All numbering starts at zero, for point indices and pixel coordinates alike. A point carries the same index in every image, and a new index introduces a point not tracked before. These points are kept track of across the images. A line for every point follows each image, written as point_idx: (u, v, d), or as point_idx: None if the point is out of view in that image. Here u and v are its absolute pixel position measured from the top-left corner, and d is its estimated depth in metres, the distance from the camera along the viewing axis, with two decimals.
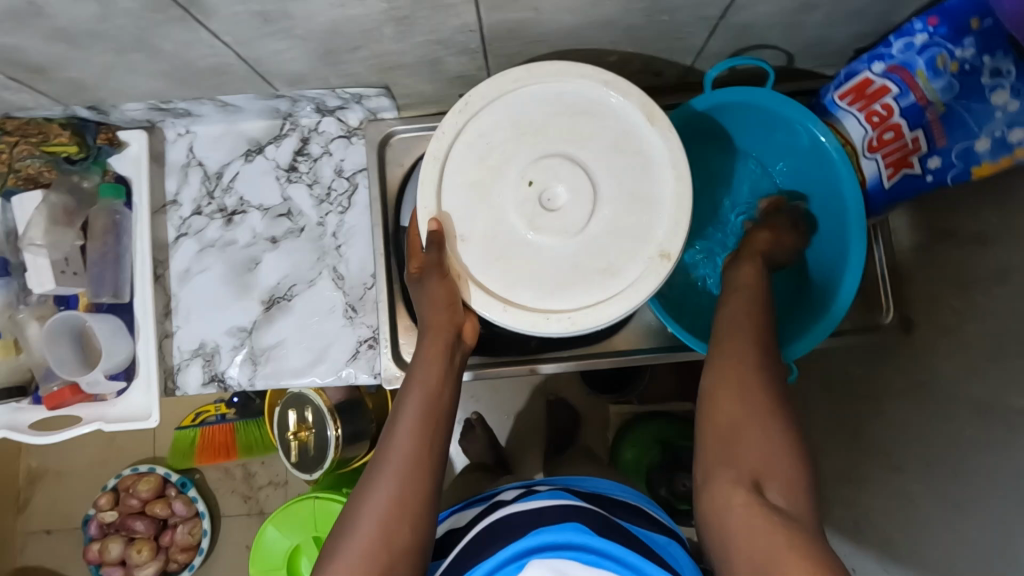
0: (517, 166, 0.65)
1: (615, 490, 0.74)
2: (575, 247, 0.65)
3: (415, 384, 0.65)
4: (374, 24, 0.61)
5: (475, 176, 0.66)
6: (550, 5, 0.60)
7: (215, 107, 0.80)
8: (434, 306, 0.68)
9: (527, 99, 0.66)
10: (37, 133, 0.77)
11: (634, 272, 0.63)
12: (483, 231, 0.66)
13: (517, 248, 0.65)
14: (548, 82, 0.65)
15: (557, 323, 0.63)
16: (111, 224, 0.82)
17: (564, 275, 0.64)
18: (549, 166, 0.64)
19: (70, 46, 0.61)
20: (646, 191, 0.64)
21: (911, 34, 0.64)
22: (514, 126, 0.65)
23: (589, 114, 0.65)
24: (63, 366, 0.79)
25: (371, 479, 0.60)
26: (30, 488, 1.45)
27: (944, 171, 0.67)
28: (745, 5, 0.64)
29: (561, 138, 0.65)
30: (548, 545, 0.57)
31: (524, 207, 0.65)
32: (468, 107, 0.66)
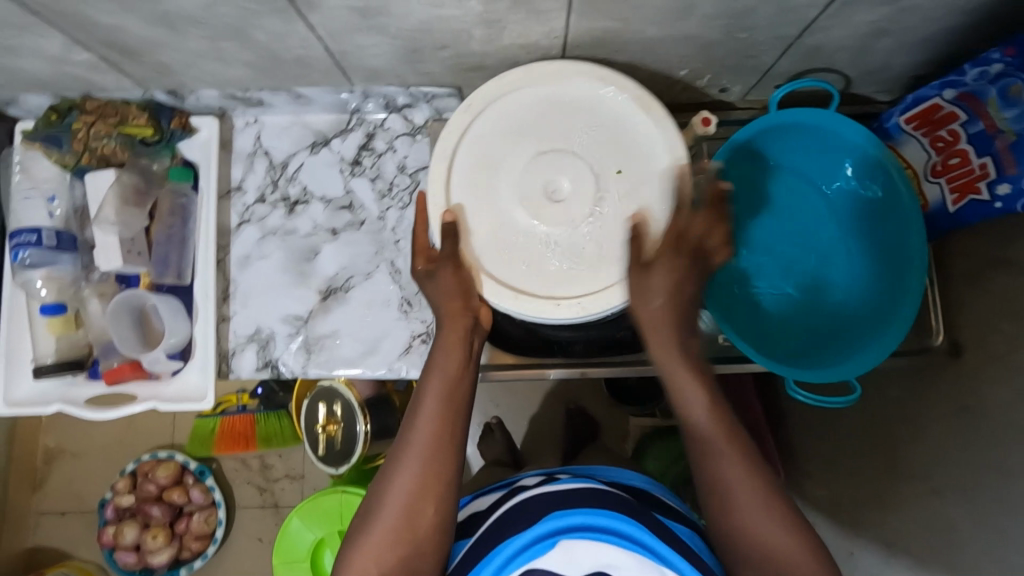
0: (517, 163, 0.68)
1: (637, 479, 0.76)
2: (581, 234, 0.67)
3: (436, 371, 0.64)
4: (465, 25, 0.63)
5: (480, 171, 0.68)
6: (638, 15, 0.62)
7: (288, 98, 0.82)
8: (448, 295, 0.66)
9: (520, 99, 0.69)
10: (115, 115, 0.78)
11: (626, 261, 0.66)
12: (489, 223, 0.67)
13: (529, 239, 0.67)
14: (541, 86, 0.69)
15: (566, 308, 0.65)
16: (177, 207, 0.84)
17: (568, 256, 0.66)
18: (549, 159, 0.67)
19: (170, 30, 0.63)
20: (635, 183, 0.67)
21: (987, 63, 0.66)
22: (514, 125, 0.69)
23: (578, 114, 0.69)
24: (124, 344, 0.81)
25: (393, 464, 0.59)
26: (47, 466, 1.45)
27: (1014, 199, 0.66)
28: (822, 27, 0.66)
29: (562, 133, 0.68)
30: (577, 527, 0.57)
31: (528, 194, 0.67)
32: (473, 107, 0.69)
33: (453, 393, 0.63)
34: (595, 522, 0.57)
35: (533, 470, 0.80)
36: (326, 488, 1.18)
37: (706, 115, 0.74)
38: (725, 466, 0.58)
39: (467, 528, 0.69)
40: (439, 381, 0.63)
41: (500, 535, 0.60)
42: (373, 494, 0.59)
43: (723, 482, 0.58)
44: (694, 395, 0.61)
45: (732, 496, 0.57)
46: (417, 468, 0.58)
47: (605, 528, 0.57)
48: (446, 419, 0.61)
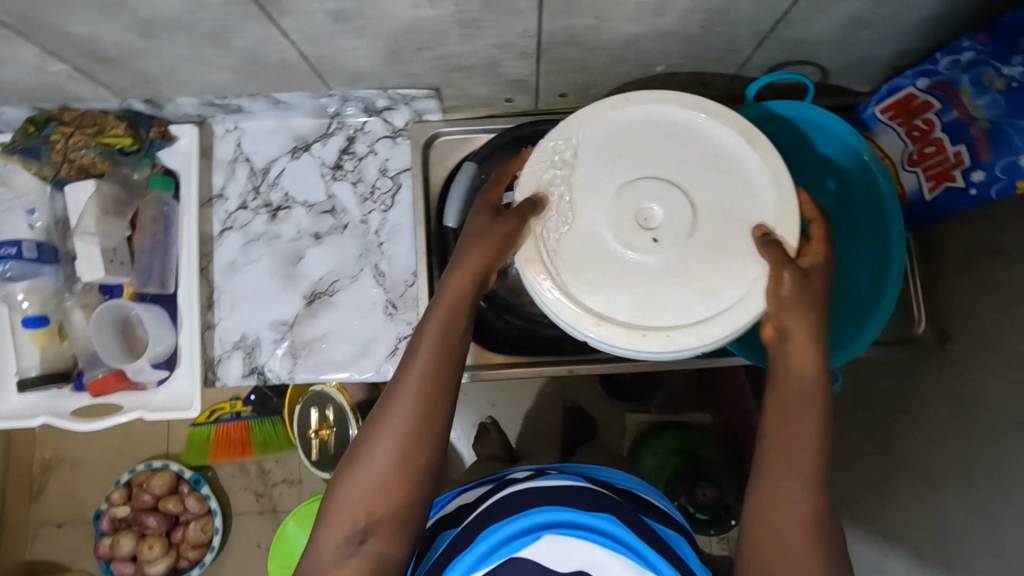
0: (609, 184, 0.59)
1: (629, 482, 0.76)
2: (670, 265, 0.57)
3: (441, 318, 0.57)
4: (442, 26, 0.63)
5: (578, 188, 0.60)
6: (614, 12, 0.62)
7: (267, 104, 0.82)
8: (477, 238, 0.59)
9: (618, 120, 0.61)
10: (93, 124, 0.78)
11: (724, 309, 0.56)
12: (569, 240, 0.59)
13: (615, 266, 0.58)
14: (640, 108, 0.61)
15: (654, 340, 0.56)
16: (159, 216, 0.83)
17: (657, 291, 0.57)
18: (644, 186, 0.58)
19: (147, 37, 0.63)
20: (727, 210, 0.58)
21: (957, 51, 0.66)
22: (606, 143, 0.60)
23: (681, 138, 0.60)
24: (109, 353, 0.80)
25: (386, 407, 0.55)
26: (44, 477, 1.45)
27: (988, 185, 0.66)
28: (798, 19, 0.66)
29: (669, 159, 0.59)
30: (566, 522, 0.58)
31: (618, 220, 0.58)
32: (570, 131, 0.61)
33: (449, 342, 0.56)
34: (585, 522, 0.58)
35: (523, 466, 0.80)
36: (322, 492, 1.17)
37: None
38: (798, 498, 0.50)
39: (449, 521, 0.69)
40: (438, 328, 0.57)
41: (480, 526, 0.60)
42: (364, 435, 0.55)
43: (778, 500, 0.50)
44: (797, 417, 0.52)
45: (775, 516, 0.50)
46: (403, 419, 0.54)
47: (591, 527, 0.57)
48: (440, 372, 0.56)
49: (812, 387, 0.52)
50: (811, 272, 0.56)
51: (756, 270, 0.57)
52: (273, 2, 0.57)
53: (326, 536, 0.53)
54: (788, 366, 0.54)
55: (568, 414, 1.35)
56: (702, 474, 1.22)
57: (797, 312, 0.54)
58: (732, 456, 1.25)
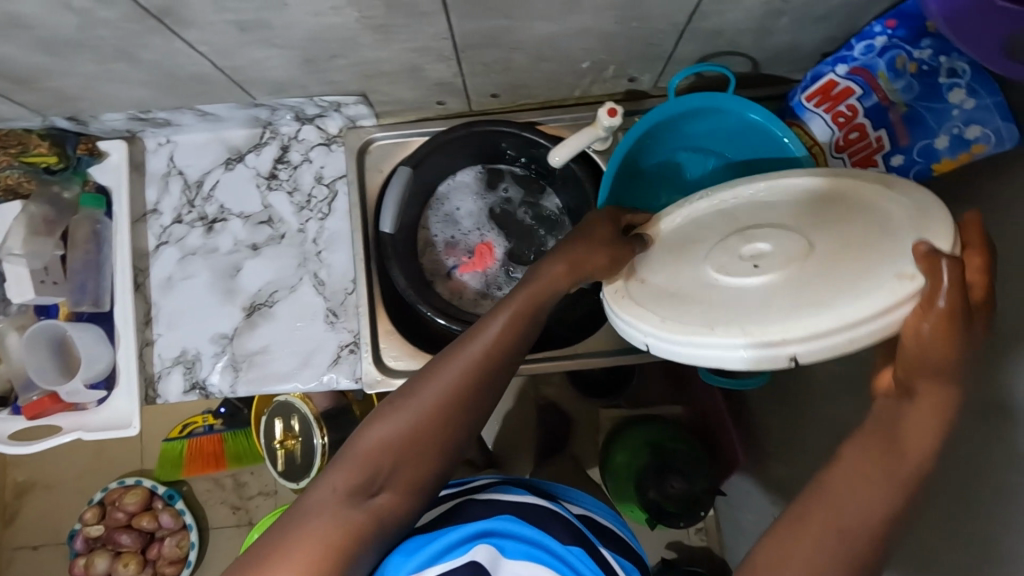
0: (713, 245, 0.54)
1: (585, 502, 0.75)
2: (766, 293, 0.47)
3: (512, 308, 0.53)
4: (350, 32, 0.63)
5: (680, 245, 0.57)
6: (522, 11, 0.62)
7: (195, 117, 0.81)
8: (590, 239, 0.56)
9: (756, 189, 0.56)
10: (17, 144, 0.77)
11: (815, 311, 0.42)
12: (657, 282, 0.54)
13: (704, 300, 0.49)
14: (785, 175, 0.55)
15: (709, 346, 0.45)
16: (92, 234, 0.82)
17: (744, 309, 0.46)
18: (753, 235, 0.52)
19: (52, 56, 0.62)
20: (871, 251, 0.44)
21: (871, 36, 0.66)
22: (719, 214, 0.57)
23: (803, 198, 0.53)
24: (42, 374, 0.80)
25: (430, 372, 0.51)
26: (17, 501, 1.44)
27: (907, 169, 0.67)
28: (711, 11, 0.66)
29: (785, 216, 0.53)
30: (524, 539, 0.56)
31: (717, 259, 0.52)
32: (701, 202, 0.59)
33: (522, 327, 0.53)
34: (542, 541, 0.56)
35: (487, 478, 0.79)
36: None
37: (613, 106, 0.73)
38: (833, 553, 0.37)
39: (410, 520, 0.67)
40: (522, 306, 0.53)
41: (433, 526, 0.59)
42: (402, 392, 0.51)
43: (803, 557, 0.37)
44: (871, 482, 0.38)
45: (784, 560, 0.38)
46: (448, 392, 0.50)
47: (546, 547, 0.56)
48: (499, 359, 0.52)
49: (908, 475, 0.38)
50: (975, 313, 0.39)
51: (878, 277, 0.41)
52: (170, 15, 0.57)
53: (335, 480, 0.48)
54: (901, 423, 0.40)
55: (541, 413, 1.35)
56: (671, 466, 1.20)
57: (936, 368, 0.39)
58: (701, 449, 1.24)
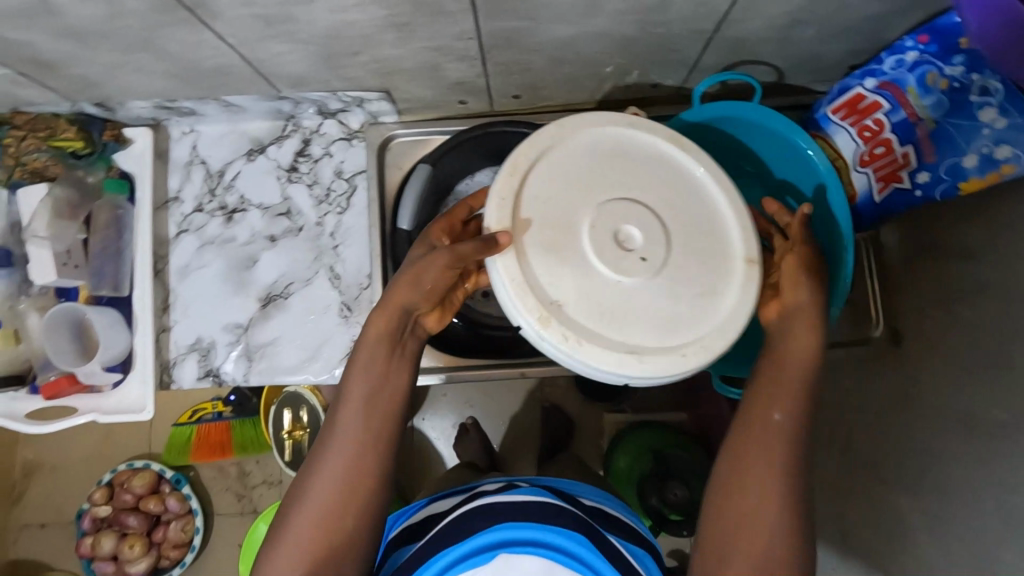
0: (576, 215, 0.54)
1: (593, 493, 0.76)
2: (654, 287, 0.52)
3: (359, 370, 0.56)
4: (375, 29, 0.63)
5: (552, 227, 0.53)
6: (547, 14, 0.62)
7: (219, 107, 0.82)
8: (417, 282, 0.56)
9: (579, 150, 0.56)
10: (45, 128, 0.78)
11: (689, 322, 0.52)
12: (563, 285, 0.52)
13: (608, 301, 0.52)
14: (592, 132, 0.56)
15: (648, 365, 0.50)
16: (113, 220, 0.84)
17: (642, 316, 0.52)
18: (612, 211, 0.53)
19: (79, 43, 0.63)
20: (716, 228, 0.55)
21: (902, 51, 0.66)
22: (570, 182, 0.54)
23: (631, 160, 0.56)
24: (61, 358, 0.81)
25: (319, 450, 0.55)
26: (27, 479, 1.46)
27: (933, 186, 0.67)
28: (738, 19, 0.65)
29: (622, 175, 0.55)
30: (524, 540, 0.60)
31: (597, 240, 0.52)
32: (517, 168, 0.54)
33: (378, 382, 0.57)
34: (565, 545, 0.61)
35: (493, 478, 0.79)
36: None
37: None
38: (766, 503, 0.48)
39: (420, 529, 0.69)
40: (368, 367, 0.56)
41: (460, 531, 0.62)
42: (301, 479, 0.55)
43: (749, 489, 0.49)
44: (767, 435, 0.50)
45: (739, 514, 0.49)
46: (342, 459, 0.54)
47: (568, 551, 0.61)
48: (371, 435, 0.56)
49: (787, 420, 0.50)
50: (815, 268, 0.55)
51: (732, 280, 0.54)
52: (198, 7, 0.57)
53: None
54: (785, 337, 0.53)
55: (546, 415, 1.35)
56: (672, 473, 1.19)
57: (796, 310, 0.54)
58: (705, 457, 1.23)
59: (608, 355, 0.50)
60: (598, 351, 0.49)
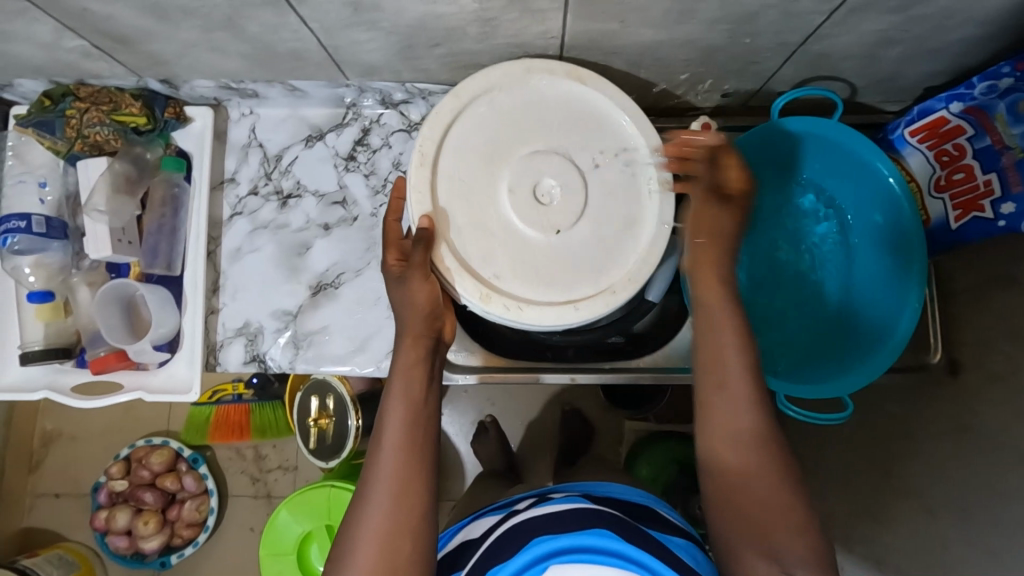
0: (497, 181, 0.66)
1: (631, 495, 0.75)
2: (564, 241, 0.66)
3: (397, 393, 0.61)
4: (460, 22, 0.62)
5: (472, 193, 0.66)
6: (638, 17, 0.61)
7: (283, 91, 0.81)
8: (414, 311, 0.63)
9: (477, 118, 0.67)
10: (108, 102, 0.77)
11: (613, 268, 0.66)
12: (501, 247, 0.65)
13: (531, 255, 0.65)
14: (459, 101, 0.66)
15: (586, 308, 0.65)
16: (169, 197, 0.83)
17: (570, 264, 0.66)
18: (528, 166, 0.65)
19: (160, 20, 0.62)
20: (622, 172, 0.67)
21: (996, 77, 0.64)
22: (481, 150, 0.66)
23: (550, 111, 0.67)
24: (112, 333, 0.80)
25: (370, 470, 0.58)
26: (44, 448, 1.46)
27: (1017, 218, 0.64)
28: (827, 34, 0.64)
29: (544, 131, 0.67)
30: (569, 548, 0.59)
31: (517, 202, 0.65)
32: (426, 157, 0.65)
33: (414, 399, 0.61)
34: (642, 558, 0.59)
35: (528, 491, 0.78)
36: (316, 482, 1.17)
37: (706, 121, 0.72)
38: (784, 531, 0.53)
39: (464, 551, 0.69)
40: (404, 386, 0.61)
41: (524, 537, 0.62)
42: (357, 503, 0.58)
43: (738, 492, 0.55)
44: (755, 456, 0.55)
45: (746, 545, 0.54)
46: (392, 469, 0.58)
47: (643, 561, 0.59)
48: (412, 446, 0.59)
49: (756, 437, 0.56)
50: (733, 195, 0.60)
51: (648, 226, 0.67)
52: None
53: None
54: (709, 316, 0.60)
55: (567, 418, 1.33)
56: (700, 487, 1.18)
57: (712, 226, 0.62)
58: None
59: (551, 312, 0.65)
60: (538, 312, 0.64)
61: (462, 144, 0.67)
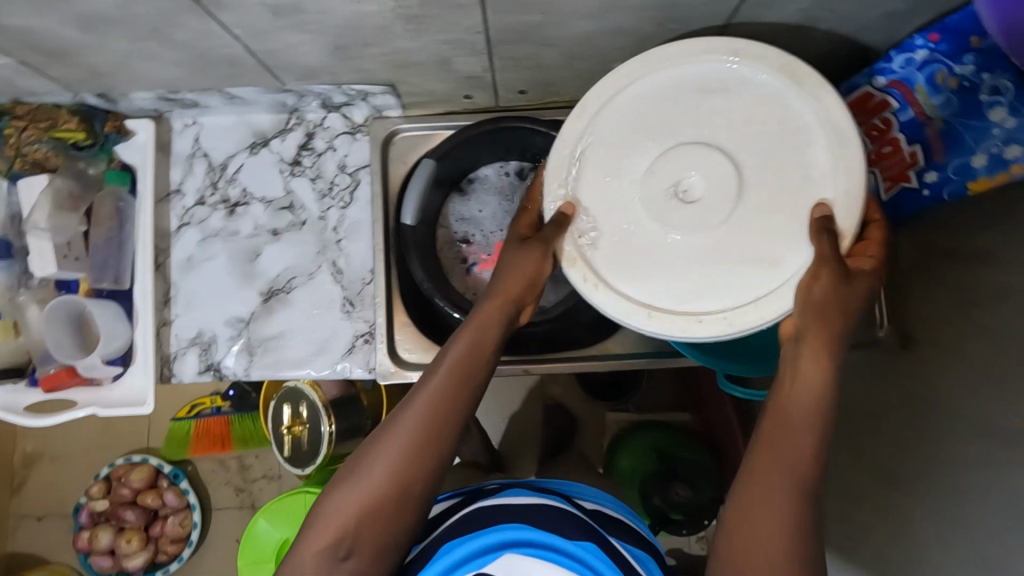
0: (641, 162, 0.60)
1: (598, 500, 0.75)
2: (694, 244, 0.58)
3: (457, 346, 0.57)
4: (385, 21, 0.62)
5: (608, 170, 0.60)
6: (559, 8, 0.61)
7: (223, 99, 0.81)
8: (513, 273, 0.61)
9: (651, 92, 0.60)
10: (46, 119, 0.78)
11: (730, 291, 0.56)
12: (597, 239, 0.60)
13: (638, 251, 0.59)
14: (690, 67, 0.59)
15: (710, 325, 0.56)
16: (115, 211, 0.83)
17: (681, 268, 0.58)
18: (674, 157, 0.58)
19: (88, 32, 0.62)
20: (803, 173, 0.56)
21: (911, 49, 0.65)
22: (661, 121, 0.59)
23: (731, 100, 0.58)
24: (60, 349, 0.81)
25: (399, 412, 0.55)
26: (25, 472, 1.45)
27: (941, 186, 0.66)
28: (749, 17, 0.65)
29: (704, 123, 0.58)
30: (531, 543, 0.59)
31: (650, 189, 0.59)
32: (586, 113, 0.61)
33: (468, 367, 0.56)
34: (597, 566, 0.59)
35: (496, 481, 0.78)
36: (295, 489, 1.18)
37: None
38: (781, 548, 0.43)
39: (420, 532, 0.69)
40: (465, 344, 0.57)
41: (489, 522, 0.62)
42: (376, 436, 0.55)
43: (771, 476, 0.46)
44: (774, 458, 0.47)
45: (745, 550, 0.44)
46: (416, 423, 0.54)
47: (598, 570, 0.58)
48: (448, 404, 0.55)
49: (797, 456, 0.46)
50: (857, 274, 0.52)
51: (792, 258, 0.55)
52: None
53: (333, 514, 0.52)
54: (802, 354, 0.50)
55: (548, 412, 1.33)
56: (677, 472, 1.20)
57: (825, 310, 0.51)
58: (707, 458, 1.22)
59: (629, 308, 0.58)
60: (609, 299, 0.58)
61: (625, 116, 0.60)
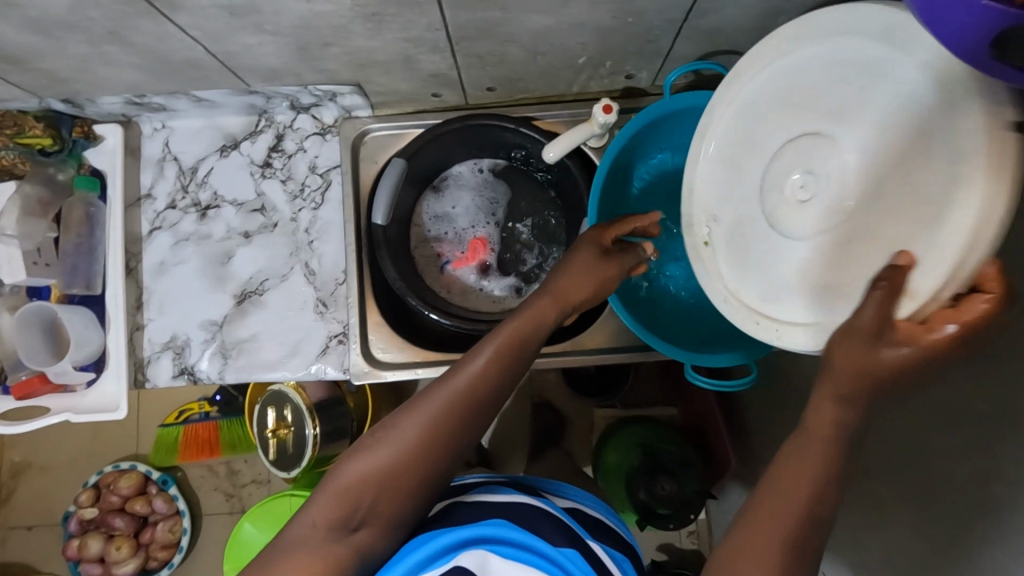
0: (769, 145, 0.48)
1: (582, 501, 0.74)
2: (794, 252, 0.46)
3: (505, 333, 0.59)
4: (342, 20, 0.62)
5: (738, 147, 0.51)
6: (516, 4, 0.61)
7: (190, 102, 0.81)
8: (570, 268, 0.64)
9: (802, 60, 0.46)
10: (12, 125, 0.77)
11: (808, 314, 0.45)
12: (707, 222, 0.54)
13: (739, 242, 0.51)
14: (825, 41, 0.44)
15: (767, 328, 0.49)
16: (85, 216, 0.83)
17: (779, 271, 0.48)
18: (803, 146, 0.45)
19: (45, 37, 0.62)
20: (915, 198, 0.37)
21: None
22: (785, 105, 0.47)
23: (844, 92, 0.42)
24: (32, 357, 0.81)
25: (436, 385, 0.56)
26: (13, 482, 1.45)
27: None
28: (707, 9, 0.65)
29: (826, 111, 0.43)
30: (516, 542, 0.54)
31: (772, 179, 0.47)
32: (749, 74, 0.50)
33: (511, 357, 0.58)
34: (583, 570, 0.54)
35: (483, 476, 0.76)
36: (279, 493, 1.17)
37: (608, 103, 0.74)
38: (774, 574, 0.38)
39: None
40: (510, 335, 0.58)
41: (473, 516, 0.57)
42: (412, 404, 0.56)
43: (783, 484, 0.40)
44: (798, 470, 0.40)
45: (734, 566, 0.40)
46: (453, 401, 0.55)
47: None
48: (485, 389, 0.56)
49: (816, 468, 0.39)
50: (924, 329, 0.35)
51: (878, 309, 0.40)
52: None
53: (350, 470, 0.53)
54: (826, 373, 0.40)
55: (536, 411, 1.33)
56: (662, 466, 1.14)
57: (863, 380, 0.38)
58: (692, 451, 1.18)
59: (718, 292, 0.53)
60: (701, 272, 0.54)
61: (774, 88, 0.48)
